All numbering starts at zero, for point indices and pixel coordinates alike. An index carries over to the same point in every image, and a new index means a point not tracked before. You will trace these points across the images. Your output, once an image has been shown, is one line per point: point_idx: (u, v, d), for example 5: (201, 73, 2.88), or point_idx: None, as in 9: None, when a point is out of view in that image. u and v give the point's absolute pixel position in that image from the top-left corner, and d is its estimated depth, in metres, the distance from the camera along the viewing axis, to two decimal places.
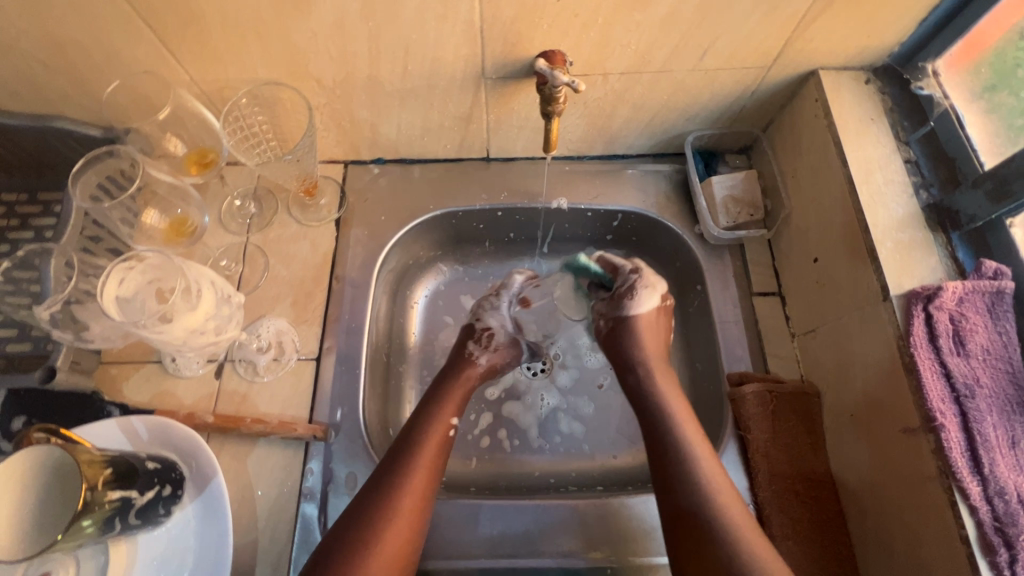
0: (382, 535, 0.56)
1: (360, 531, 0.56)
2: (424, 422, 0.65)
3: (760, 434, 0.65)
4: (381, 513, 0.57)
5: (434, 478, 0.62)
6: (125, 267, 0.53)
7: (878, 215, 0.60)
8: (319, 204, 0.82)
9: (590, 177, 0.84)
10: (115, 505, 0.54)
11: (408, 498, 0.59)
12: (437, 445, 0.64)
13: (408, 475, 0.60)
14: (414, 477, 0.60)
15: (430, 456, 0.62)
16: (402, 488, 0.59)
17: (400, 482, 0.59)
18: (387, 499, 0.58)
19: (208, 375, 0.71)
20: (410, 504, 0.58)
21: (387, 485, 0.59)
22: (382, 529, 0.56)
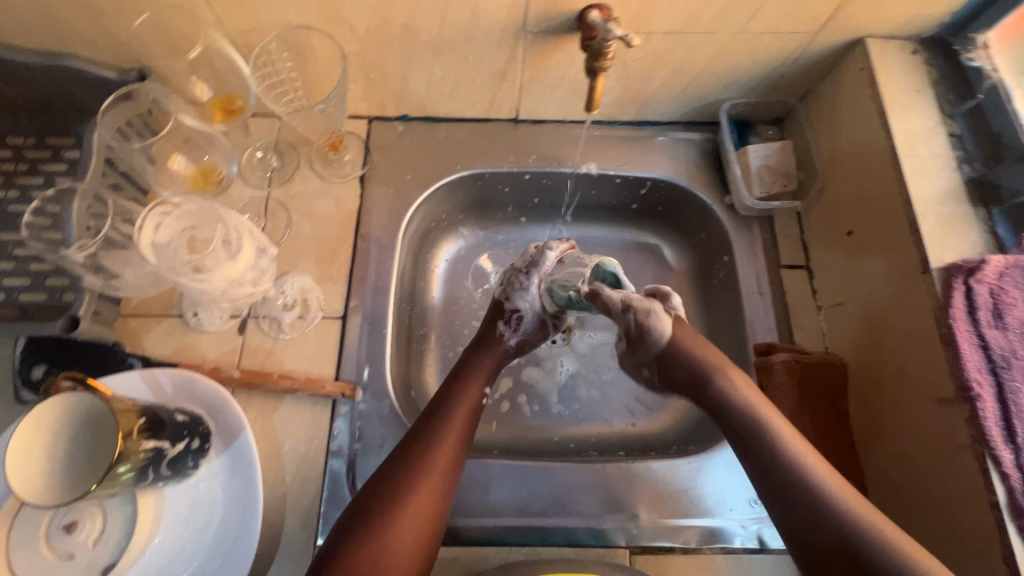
0: (411, 493, 0.56)
1: (388, 488, 0.56)
2: (455, 390, 0.65)
3: (786, 404, 0.66)
4: (407, 472, 0.57)
5: (462, 444, 0.61)
6: (159, 214, 0.52)
7: (921, 187, 0.59)
8: (343, 160, 0.80)
9: (620, 143, 0.82)
10: (149, 454, 0.53)
11: (441, 460, 0.59)
12: (469, 414, 0.64)
13: (431, 435, 0.60)
14: (441, 439, 0.60)
15: (454, 420, 0.62)
16: (429, 452, 0.59)
17: (426, 443, 0.59)
18: (415, 458, 0.58)
19: (231, 330, 0.70)
20: (437, 470, 0.58)
21: (415, 449, 0.59)
22: (409, 487, 0.56)
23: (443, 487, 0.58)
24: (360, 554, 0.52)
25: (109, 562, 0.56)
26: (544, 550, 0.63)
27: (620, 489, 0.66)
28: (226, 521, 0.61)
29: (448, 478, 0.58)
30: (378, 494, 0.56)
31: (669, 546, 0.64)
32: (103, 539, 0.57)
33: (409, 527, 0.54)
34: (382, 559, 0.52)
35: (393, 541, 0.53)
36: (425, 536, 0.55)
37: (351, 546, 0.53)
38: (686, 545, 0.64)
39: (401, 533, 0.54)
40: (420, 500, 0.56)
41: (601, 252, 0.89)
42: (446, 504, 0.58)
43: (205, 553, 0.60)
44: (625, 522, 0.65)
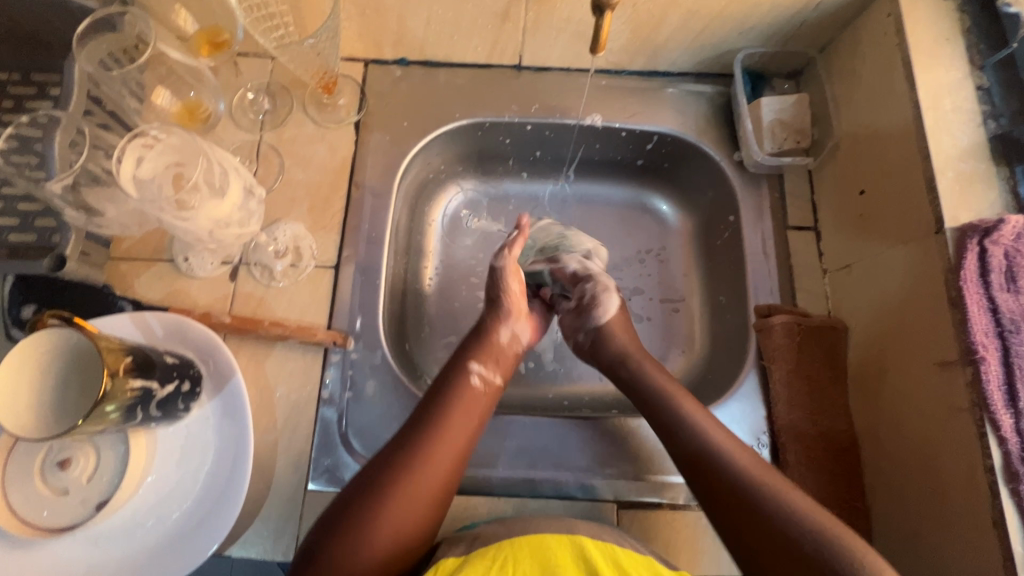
0: (422, 472, 0.54)
1: (398, 466, 0.54)
2: (459, 381, 0.62)
3: (783, 365, 0.65)
4: (420, 450, 0.55)
5: (461, 445, 0.58)
6: (139, 147, 0.49)
7: (942, 143, 0.56)
8: (337, 104, 0.76)
9: (627, 95, 0.79)
10: (137, 394, 0.53)
11: (455, 441, 0.57)
12: (483, 405, 0.62)
13: (446, 415, 0.59)
14: (456, 422, 0.59)
15: (452, 419, 0.58)
16: (423, 451, 0.56)
17: (440, 422, 0.58)
18: (427, 437, 0.57)
19: (223, 276, 0.69)
20: (428, 470, 0.55)
21: (408, 446, 0.56)
22: (421, 466, 0.55)
23: (453, 469, 0.56)
24: (356, 545, 0.50)
25: (103, 498, 0.57)
26: (532, 502, 0.63)
27: (610, 446, 0.66)
28: (218, 463, 0.61)
29: (439, 479, 0.55)
30: (386, 470, 0.54)
31: (656, 502, 0.64)
32: (96, 475, 0.58)
33: (417, 505, 0.53)
34: (387, 538, 0.51)
35: (372, 543, 0.51)
36: (430, 513, 0.54)
37: (356, 520, 0.51)
38: (674, 501, 0.64)
39: (381, 536, 0.51)
40: (430, 480, 0.54)
41: (603, 210, 0.86)
42: (437, 504, 0.55)
43: (197, 494, 0.60)
44: (613, 478, 0.65)
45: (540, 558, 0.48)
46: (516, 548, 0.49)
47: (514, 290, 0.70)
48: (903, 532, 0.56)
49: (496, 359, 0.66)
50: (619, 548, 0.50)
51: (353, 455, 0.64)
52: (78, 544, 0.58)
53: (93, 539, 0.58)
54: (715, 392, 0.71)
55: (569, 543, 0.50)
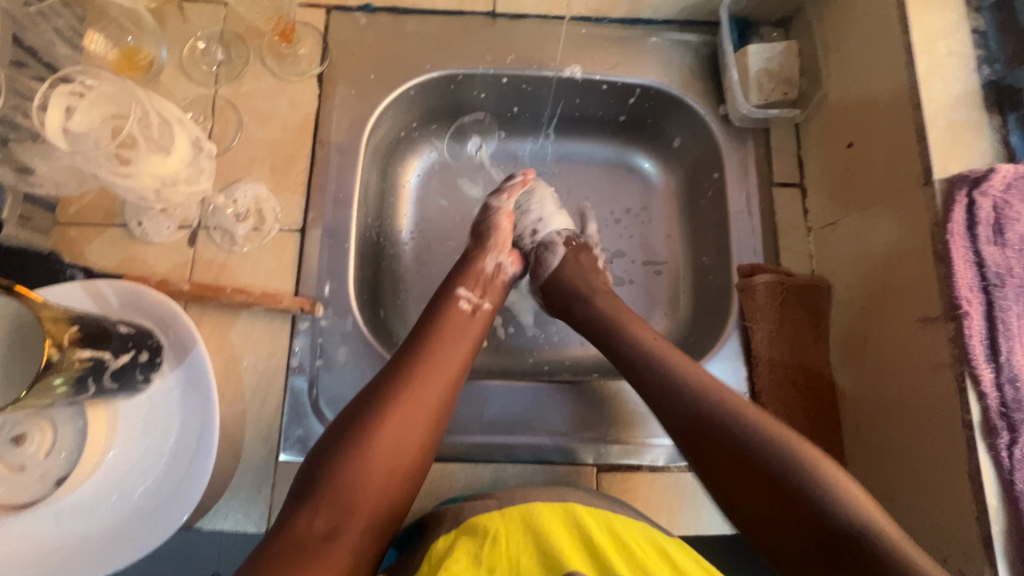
0: (415, 394, 0.55)
1: (391, 390, 0.55)
2: (447, 314, 0.62)
3: (764, 325, 0.64)
4: (411, 375, 0.56)
5: (452, 374, 0.58)
6: (67, 96, 0.44)
7: (934, 89, 0.54)
8: (298, 54, 0.71)
9: (609, 44, 0.74)
10: (87, 365, 0.50)
11: (446, 365, 0.58)
12: (473, 330, 0.63)
13: (436, 342, 0.59)
14: (446, 347, 0.59)
15: (440, 351, 0.59)
16: (412, 381, 0.56)
17: (429, 349, 0.59)
18: (418, 360, 0.58)
19: (180, 242, 0.65)
20: (419, 399, 0.56)
21: (397, 376, 0.56)
22: (412, 389, 0.56)
23: (446, 392, 0.57)
24: (351, 474, 0.51)
25: (62, 474, 0.56)
26: (511, 467, 0.63)
27: (589, 409, 0.65)
28: (184, 436, 0.59)
29: (432, 408, 0.56)
30: (378, 394, 0.55)
31: (636, 464, 0.63)
32: (54, 450, 0.56)
33: (413, 426, 0.54)
34: (385, 457, 0.53)
35: (367, 473, 0.52)
36: (428, 436, 0.55)
37: (351, 444, 0.52)
38: (653, 464, 0.63)
39: (375, 465, 0.52)
40: (424, 401, 0.55)
41: (583, 168, 0.83)
42: (433, 432, 0.56)
43: (163, 467, 0.58)
44: (593, 441, 0.64)
45: (532, 528, 0.49)
46: (508, 520, 0.50)
47: (504, 226, 0.69)
48: (878, 487, 0.57)
49: (484, 287, 0.66)
50: (613, 514, 0.51)
51: (325, 424, 0.62)
52: (39, 522, 0.56)
53: (54, 517, 0.56)
54: (697, 355, 0.70)
55: (559, 508, 0.51)
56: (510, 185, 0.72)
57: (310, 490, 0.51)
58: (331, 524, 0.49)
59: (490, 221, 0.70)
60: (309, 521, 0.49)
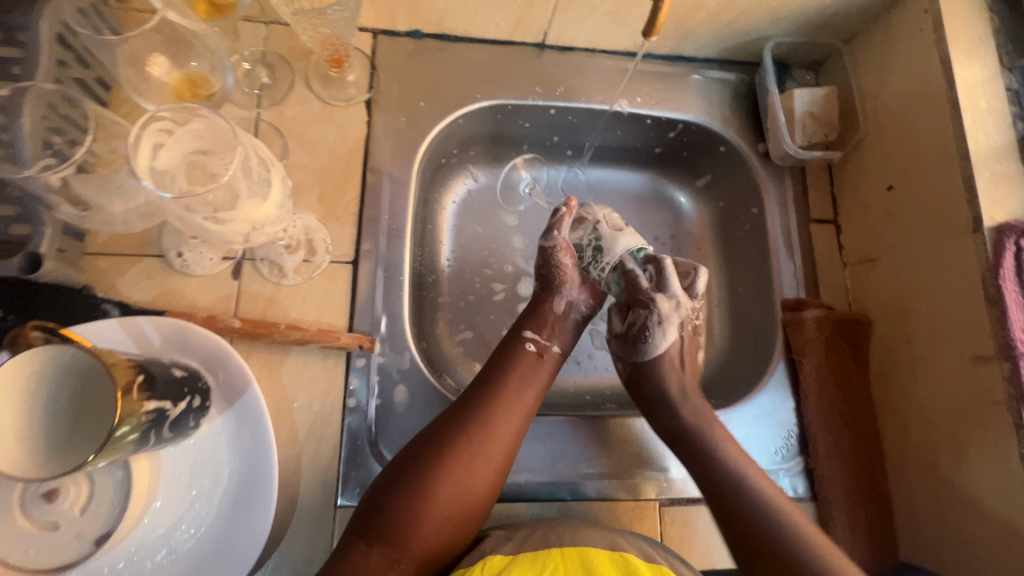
0: (481, 442, 0.57)
1: (457, 434, 0.57)
2: (514, 360, 0.64)
3: (813, 357, 0.67)
4: (478, 423, 0.58)
5: (519, 424, 0.60)
6: (156, 134, 0.42)
7: (978, 142, 0.58)
8: (345, 79, 0.69)
9: (652, 79, 0.76)
10: (151, 416, 0.46)
11: (512, 415, 0.60)
12: (539, 374, 0.64)
13: (504, 389, 0.61)
14: (512, 395, 0.61)
15: (509, 398, 0.61)
16: (481, 427, 0.58)
17: (494, 397, 0.60)
18: (488, 405, 0.60)
19: (225, 274, 0.61)
20: (485, 445, 0.58)
21: (468, 421, 0.58)
22: (480, 436, 0.58)
23: (509, 443, 0.59)
24: (413, 514, 0.53)
25: (103, 531, 0.51)
26: (576, 504, 0.62)
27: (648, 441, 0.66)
28: (236, 482, 0.55)
29: (498, 456, 0.58)
30: (447, 437, 0.57)
31: (695, 498, 0.63)
32: (92, 506, 0.51)
33: (478, 472, 0.56)
34: (447, 499, 0.55)
35: (426, 513, 0.54)
36: (492, 483, 0.57)
37: (415, 484, 0.54)
38: None
39: (434, 506, 0.54)
40: (490, 449, 0.57)
41: (620, 199, 0.84)
42: (496, 481, 0.57)
43: (214, 518, 0.55)
44: (652, 475, 0.64)
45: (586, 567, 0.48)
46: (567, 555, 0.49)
47: (567, 265, 0.66)
48: (927, 515, 0.60)
49: (552, 329, 0.66)
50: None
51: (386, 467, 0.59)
52: None
53: None
54: (740, 385, 0.72)
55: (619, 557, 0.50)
56: (557, 217, 0.67)
57: (370, 526, 0.53)
58: (386, 560, 0.51)
59: (551, 262, 0.66)
60: (366, 557, 0.51)
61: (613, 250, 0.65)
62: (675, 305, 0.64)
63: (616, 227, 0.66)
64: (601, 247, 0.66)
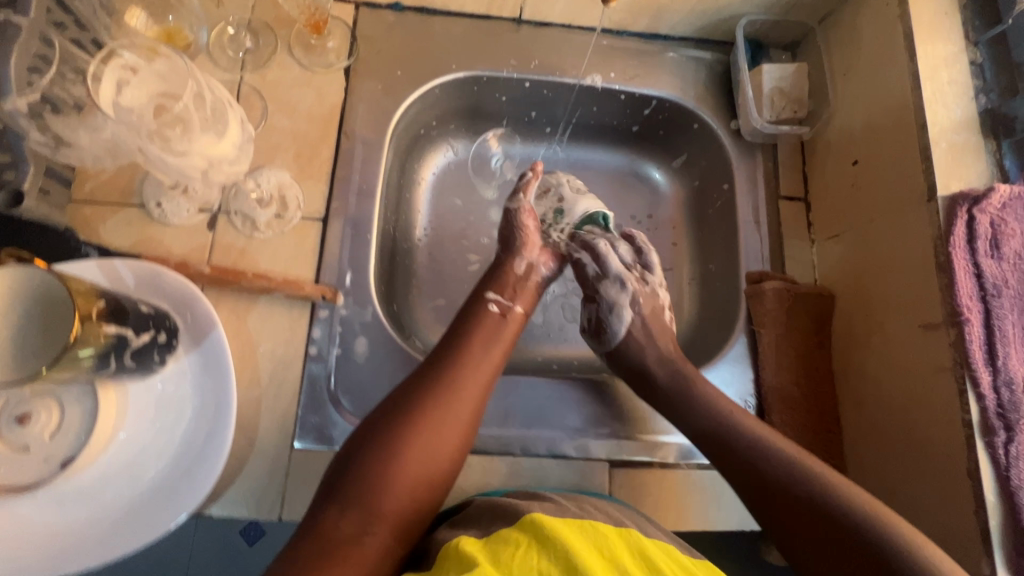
0: (447, 400, 0.57)
1: (421, 394, 0.57)
2: (478, 324, 0.64)
3: (772, 329, 0.67)
4: (442, 382, 0.58)
5: (485, 382, 0.60)
6: (120, 71, 0.44)
7: (938, 114, 0.58)
8: (326, 46, 0.72)
9: (627, 56, 0.77)
10: (111, 340, 0.49)
11: (476, 373, 0.60)
12: (504, 335, 0.64)
13: (468, 348, 0.61)
14: (476, 354, 0.61)
15: (473, 357, 0.61)
16: (446, 386, 0.58)
17: (459, 358, 0.60)
18: (450, 364, 0.60)
19: (200, 225, 0.64)
20: (453, 403, 0.57)
21: (431, 381, 0.58)
22: (446, 394, 0.57)
23: (476, 401, 0.59)
24: (383, 477, 0.52)
25: (68, 455, 0.54)
26: (526, 461, 0.63)
27: (604, 405, 0.67)
28: (198, 417, 0.58)
29: (465, 413, 0.58)
30: (412, 401, 0.56)
31: (647, 461, 0.64)
32: (61, 432, 0.54)
33: (446, 433, 0.56)
34: (417, 463, 0.54)
35: (396, 476, 0.52)
36: (461, 440, 0.57)
37: (382, 446, 0.53)
38: (664, 460, 0.64)
39: (405, 468, 0.53)
40: (457, 406, 0.57)
41: (596, 175, 0.86)
42: (465, 438, 0.57)
43: (174, 451, 0.57)
44: (606, 437, 0.65)
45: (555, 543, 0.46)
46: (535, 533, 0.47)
47: (530, 225, 0.71)
48: (877, 486, 0.59)
49: (514, 290, 0.67)
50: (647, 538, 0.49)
51: (342, 414, 0.62)
52: (41, 505, 0.54)
53: (57, 500, 0.54)
54: (703, 357, 0.72)
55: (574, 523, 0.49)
56: (524, 180, 0.72)
57: (338, 491, 0.51)
58: (359, 527, 0.49)
59: (515, 222, 0.71)
60: (337, 522, 0.49)
61: (574, 214, 0.73)
62: (623, 291, 0.69)
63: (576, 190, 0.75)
64: (562, 212, 0.74)
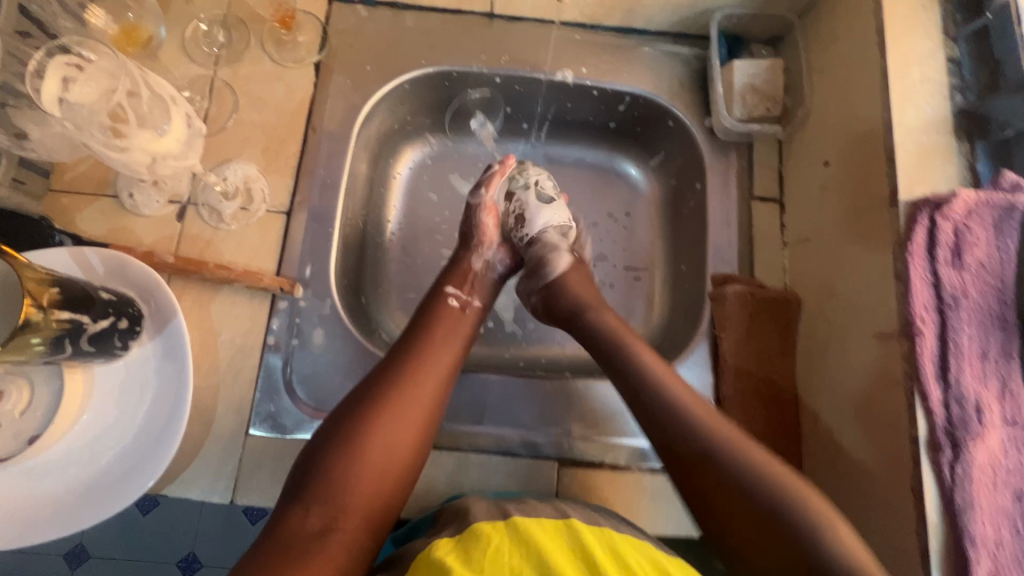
0: (406, 393, 0.57)
1: (379, 389, 0.57)
2: (440, 317, 0.64)
3: (732, 334, 0.65)
4: (401, 376, 0.58)
5: (445, 374, 0.60)
6: (65, 68, 0.46)
7: (906, 114, 0.54)
8: (297, 41, 0.73)
9: (600, 51, 0.76)
10: (65, 326, 0.51)
11: (436, 364, 0.60)
12: (463, 327, 0.65)
13: (428, 341, 0.61)
14: (436, 346, 0.61)
15: (431, 350, 0.61)
16: (405, 379, 0.58)
17: (417, 352, 0.60)
18: (409, 356, 0.60)
19: (169, 216, 0.66)
20: (412, 396, 0.57)
21: (388, 374, 0.58)
22: (404, 387, 0.57)
23: (436, 394, 0.59)
24: (346, 473, 0.52)
25: (36, 432, 0.57)
26: (474, 457, 0.63)
27: (558, 405, 0.67)
28: (157, 402, 0.61)
29: (426, 404, 0.58)
30: (371, 398, 0.56)
31: (598, 461, 0.64)
32: (30, 410, 0.57)
33: (406, 428, 0.56)
34: (378, 460, 0.54)
35: (359, 472, 0.53)
36: (422, 431, 0.57)
37: (341, 441, 0.54)
38: (614, 462, 0.64)
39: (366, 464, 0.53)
40: (417, 399, 0.57)
41: (572, 172, 0.85)
42: (427, 429, 0.57)
43: (135, 432, 0.60)
44: (557, 436, 0.65)
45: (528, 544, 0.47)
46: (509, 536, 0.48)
47: (487, 223, 0.72)
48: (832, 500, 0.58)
49: (471, 286, 0.69)
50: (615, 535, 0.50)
51: (296, 403, 0.63)
52: (9, 480, 0.58)
53: (26, 473, 0.58)
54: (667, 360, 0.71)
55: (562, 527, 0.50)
56: (488, 176, 0.73)
57: (303, 489, 0.52)
58: (325, 523, 0.50)
59: (473, 220, 0.72)
60: (303, 519, 0.50)
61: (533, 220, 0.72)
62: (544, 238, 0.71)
63: (542, 199, 0.73)
64: (523, 209, 0.73)
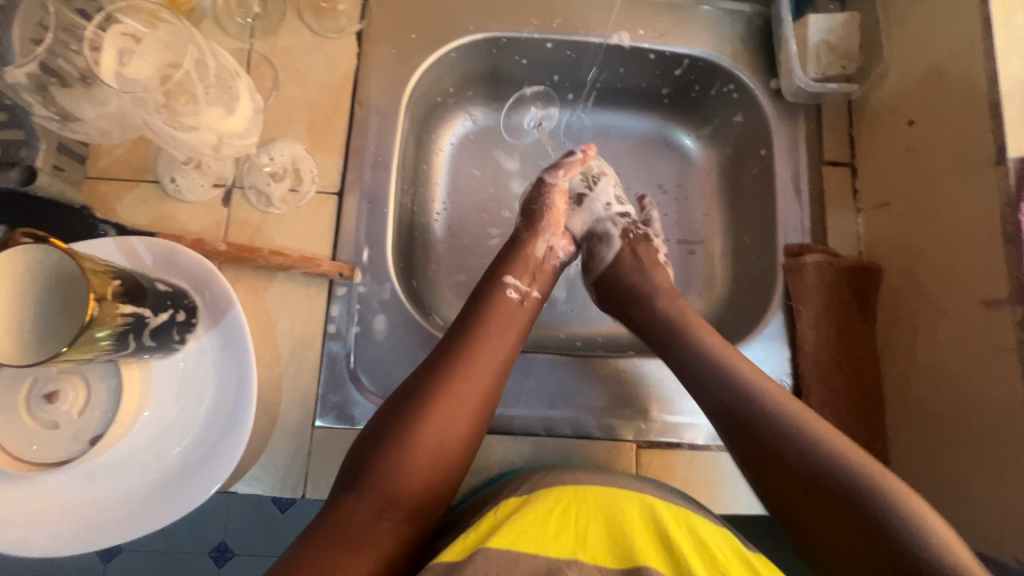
0: (459, 387, 0.54)
1: (434, 380, 0.55)
2: (491, 306, 0.61)
3: (812, 306, 0.63)
4: (455, 369, 0.55)
5: (498, 367, 0.57)
6: (120, 38, 0.44)
7: (1013, 64, 0.51)
8: (336, 9, 0.68)
9: (657, 12, 0.72)
10: (128, 321, 0.48)
11: (490, 357, 0.57)
12: (520, 320, 0.61)
13: (482, 331, 0.58)
14: (489, 337, 0.58)
15: (486, 342, 0.58)
16: (457, 372, 0.55)
17: (472, 343, 0.57)
18: (464, 347, 0.57)
19: (214, 201, 0.63)
20: (464, 390, 0.55)
21: (443, 366, 0.55)
22: (458, 380, 0.55)
23: (489, 388, 0.56)
24: (396, 465, 0.51)
25: (97, 432, 0.53)
26: (549, 441, 0.61)
27: (631, 385, 0.64)
28: (219, 398, 0.58)
29: (479, 399, 0.55)
30: (422, 389, 0.54)
31: (676, 442, 0.62)
32: (88, 410, 0.54)
33: (456, 422, 0.53)
34: (429, 453, 0.52)
35: (409, 464, 0.51)
36: (474, 426, 0.54)
37: (393, 433, 0.52)
38: (693, 442, 0.62)
39: (416, 455, 0.51)
40: (470, 393, 0.55)
41: (622, 143, 0.81)
42: (479, 424, 0.55)
43: (199, 428, 0.57)
44: (633, 418, 0.63)
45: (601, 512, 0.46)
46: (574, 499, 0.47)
47: (559, 206, 0.68)
48: (928, 475, 0.56)
49: (532, 275, 0.65)
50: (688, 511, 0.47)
51: (362, 392, 0.61)
52: (71, 481, 0.55)
53: (89, 475, 0.56)
54: (737, 334, 0.69)
55: (636, 499, 0.48)
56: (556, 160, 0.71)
57: (354, 479, 0.51)
58: (373, 514, 0.49)
59: (544, 198, 0.69)
60: (352, 510, 0.49)
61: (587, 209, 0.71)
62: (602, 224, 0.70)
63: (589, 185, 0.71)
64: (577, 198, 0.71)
